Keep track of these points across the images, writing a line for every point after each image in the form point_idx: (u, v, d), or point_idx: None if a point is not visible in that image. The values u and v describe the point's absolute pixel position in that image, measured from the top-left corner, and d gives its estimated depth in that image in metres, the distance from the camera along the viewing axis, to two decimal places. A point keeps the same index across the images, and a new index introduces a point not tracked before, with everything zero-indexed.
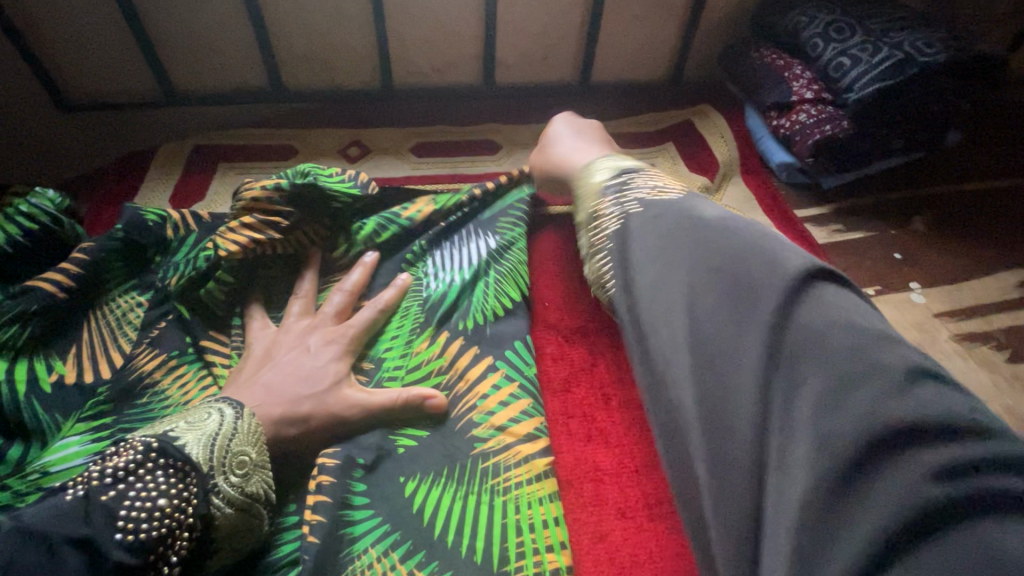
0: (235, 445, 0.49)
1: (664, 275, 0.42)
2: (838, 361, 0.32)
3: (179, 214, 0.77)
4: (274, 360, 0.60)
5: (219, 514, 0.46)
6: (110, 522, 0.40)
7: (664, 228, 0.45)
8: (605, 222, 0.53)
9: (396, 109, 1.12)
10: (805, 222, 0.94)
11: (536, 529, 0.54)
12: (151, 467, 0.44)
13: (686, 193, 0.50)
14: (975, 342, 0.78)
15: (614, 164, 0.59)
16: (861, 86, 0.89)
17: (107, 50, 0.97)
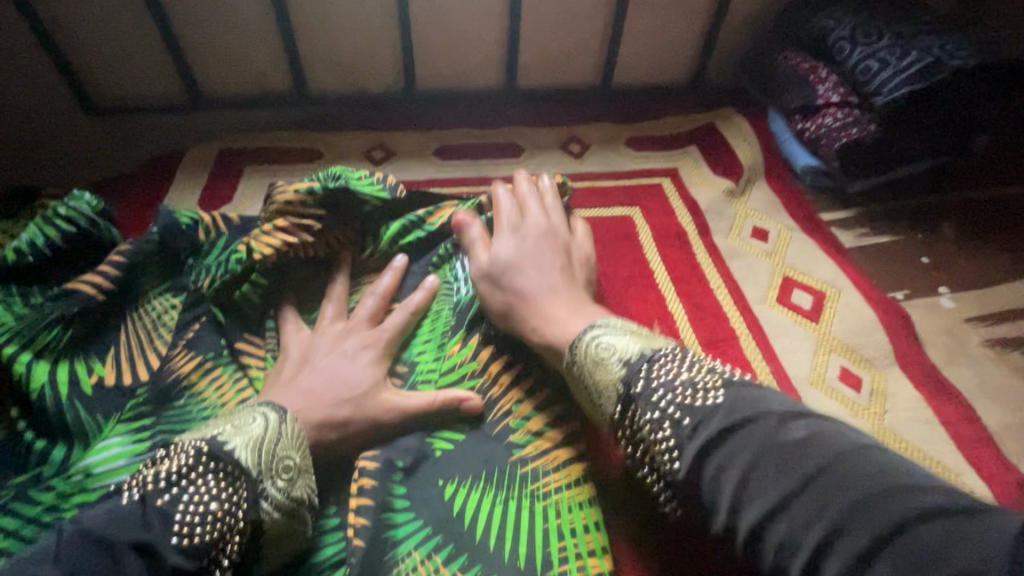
0: (281, 449, 0.50)
1: (769, 503, 0.38)
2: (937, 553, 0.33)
3: (210, 217, 0.77)
4: (313, 363, 0.61)
5: (268, 517, 0.47)
6: (167, 525, 0.42)
7: (738, 444, 0.41)
8: (656, 442, 0.46)
9: (419, 112, 1.13)
10: (831, 226, 0.94)
11: (577, 533, 0.54)
12: (203, 471, 0.45)
13: (727, 388, 0.45)
14: (1007, 347, 0.78)
15: (619, 345, 0.52)
16: (890, 90, 0.88)
17: (135, 53, 0.98)
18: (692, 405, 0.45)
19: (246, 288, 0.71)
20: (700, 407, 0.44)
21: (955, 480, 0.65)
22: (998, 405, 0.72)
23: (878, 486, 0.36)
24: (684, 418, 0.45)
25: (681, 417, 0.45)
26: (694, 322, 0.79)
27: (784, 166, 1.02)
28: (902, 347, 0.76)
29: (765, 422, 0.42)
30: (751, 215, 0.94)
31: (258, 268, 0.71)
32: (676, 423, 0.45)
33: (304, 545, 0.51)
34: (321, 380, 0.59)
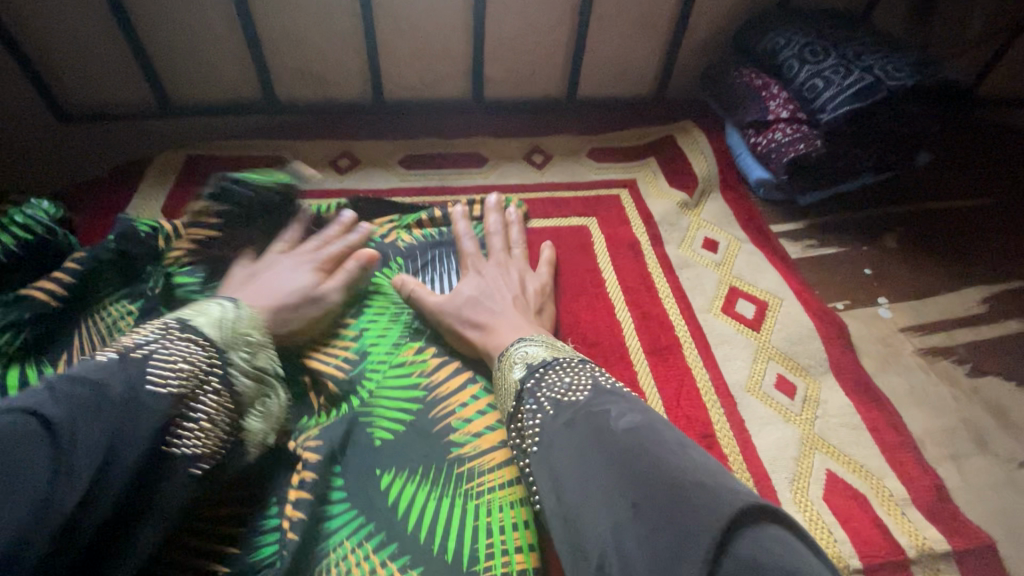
0: (240, 328, 0.54)
1: (577, 474, 0.42)
2: (693, 518, 0.34)
3: (169, 224, 0.79)
4: (258, 279, 0.68)
5: (241, 384, 0.51)
6: (143, 372, 0.43)
7: (574, 429, 0.46)
8: (528, 430, 0.51)
9: (387, 121, 1.15)
10: (780, 237, 0.97)
11: (507, 530, 0.57)
12: (173, 334, 0.48)
13: (597, 387, 0.50)
14: (938, 356, 0.82)
15: (527, 352, 0.59)
16: (834, 107, 0.92)
17: (104, 60, 0.99)
18: (560, 401, 0.49)
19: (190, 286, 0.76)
20: (567, 400, 0.49)
21: (877, 483, 0.68)
22: (925, 411, 0.76)
23: (667, 466, 0.39)
24: (550, 408, 0.50)
25: (547, 409, 0.50)
26: (641, 329, 0.82)
27: (738, 179, 1.05)
28: (837, 357, 0.79)
29: (603, 412, 0.46)
30: (704, 227, 0.97)
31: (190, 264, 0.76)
32: (543, 414, 0.50)
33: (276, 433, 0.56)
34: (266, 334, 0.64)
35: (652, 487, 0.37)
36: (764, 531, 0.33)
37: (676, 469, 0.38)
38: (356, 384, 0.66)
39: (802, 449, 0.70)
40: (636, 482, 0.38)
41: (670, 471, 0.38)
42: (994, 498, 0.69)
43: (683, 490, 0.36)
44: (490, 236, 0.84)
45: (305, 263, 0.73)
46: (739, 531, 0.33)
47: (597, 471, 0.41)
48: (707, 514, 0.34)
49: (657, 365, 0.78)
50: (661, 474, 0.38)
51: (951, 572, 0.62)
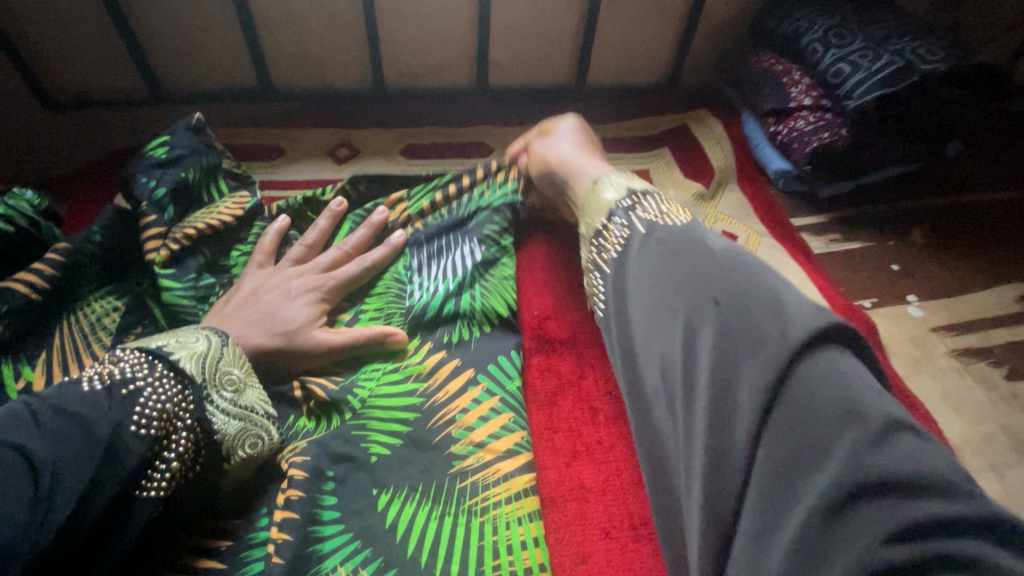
0: (224, 364, 0.51)
1: (659, 285, 0.49)
2: (763, 329, 0.40)
3: (149, 199, 0.73)
4: (259, 298, 0.64)
5: (219, 424, 0.49)
6: (126, 416, 0.43)
7: (663, 248, 0.51)
8: (614, 241, 0.58)
9: (387, 109, 1.10)
10: (802, 231, 0.92)
11: (517, 549, 0.53)
12: (155, 370, 0.46)
13: (691, 220, 0.55)
14: (973, 358, 0.77)
15: (622, 185, 0.63)
16: (861, 94, 0.86)
17: (94, 45, 0.95)
18: (655, 223, 0.55)
19: (200, 258, 0.73)
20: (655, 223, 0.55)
21: None
22: (960, 417, 0.71)
23: (761, 290, 0.43)
24: (642, 228, 0.55)
25: (639, 230, 0.55)
26: None
27: (757, 170, 1.00)
28: None
29: (698, 238, 0.51)
30: (721, 220, 0.92)
31: (201, 241, 0.74)
32: (633, 235, 0.56)
33: (268, 457, 0.54)
34: (258, 334, 0.60)
35: (729, 322, 0.42)
36: (840, 375, 0.37)
37: (772, 294, 0.42)
38: (347, 392, 0.61)
39: None
40: (720, 287, 0.45)
41: (760, 291, 0.43)
42: None
43: (771, 312, 0.41)
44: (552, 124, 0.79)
45: (311, 288, 0.67)
46: (803, 366, 0.38)
47: (680, 281, 0.48)
48: (795, 331, 0.39)
49: None
50: (754, 293, 0.43)
51: None
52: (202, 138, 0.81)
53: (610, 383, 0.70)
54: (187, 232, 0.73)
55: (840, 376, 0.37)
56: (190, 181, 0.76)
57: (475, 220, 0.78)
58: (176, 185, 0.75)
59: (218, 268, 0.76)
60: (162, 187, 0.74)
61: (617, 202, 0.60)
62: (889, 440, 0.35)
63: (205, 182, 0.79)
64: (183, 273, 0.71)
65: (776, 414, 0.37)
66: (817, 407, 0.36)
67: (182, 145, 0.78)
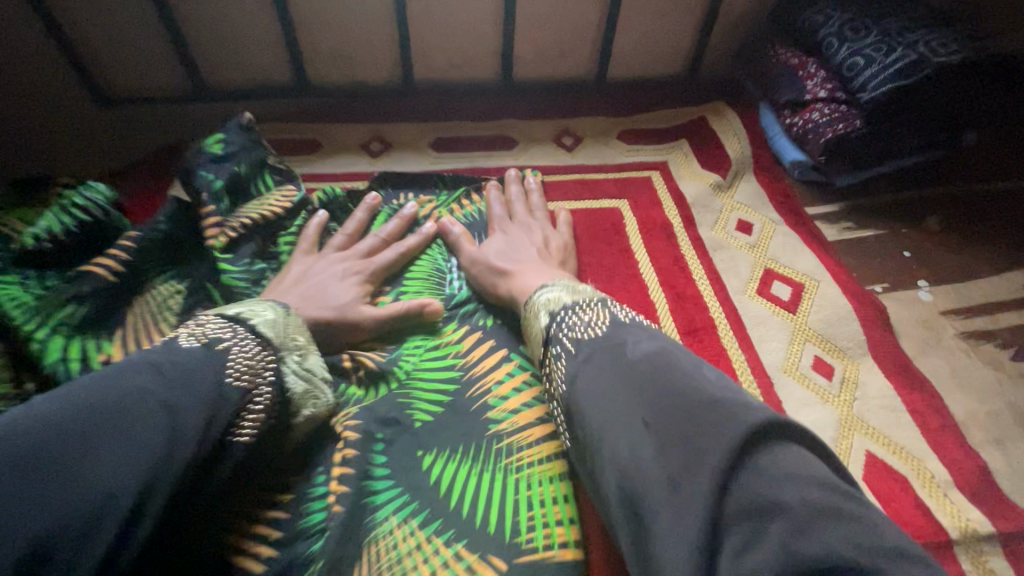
0: (291, 330, 0.58)
1: (598, 407, 0.45)
2: (689, 434, 0.38)
3: (210, 187, 0.79)
4: (308, 279, 0.70)
5: (292, 382, 0.55)
6: (221, 369, 0.49)
7: (594, 363, 0.48)
8: (553, 361, 0.53)
9: (416, 103, 1.15)
10: (816, 219, 0.96)
11: (547, 503, 0.58)
12: (237, 332, 0.53)
13: (615, 322, 0.52)
14: (981, 340, 0.80)
15: (556, 298, 0.60)
16: (875, 86, 0.90)
17: (143, 43, 1.01)
18: (582, 336, 0.52)
19: (254, 244, 0.80)
20: (586, 336, 0.52)
21: (918, 465, 0.66)
22: (967, 394, 0.74)
23: (684, 388, 0.42)
24: (572, 345, 0.52)
25: (571, 346, 0.52)
26: (675, 312, 0.81)
27: (772, 161, 1.04)
28: (877, 342, 0.77)
29: (622, 344, 0.49)
30: (738, 209, 0.96)
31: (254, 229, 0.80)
32: (565, 352, 0.52)
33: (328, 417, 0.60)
34: (308, 313, 0.66)
35: (658, 394, 0.42)
36: (776, 466, 0.35)
37: (691, 390, 0.41)
38: (394, 364, 0.68)
39: (840, 429, 0.69)
40: (653, 404, 0.42)
41: (685, 392, 0.41)
42: None
43: (703, 412, 0.39)
44: (512, 203, 0.87)
45: (355, 272, 0.73)
46: (753, 463, 0.36)
47: (619, 397, 0.44)
48: (726, 429, 0.37)
49: (691, 346, 0.77)
50: (680, 398, 0.41)
51: (997, 555, 0.60)
52: (252, 136, 0.87)
53: None
54: (243, 222, 0.79)
55: (790, 468, 0.35)
56: (242, 175, 0.83)
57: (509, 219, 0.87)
58: (232, 178, 0.82)
59: (269, 256, 0.82)
60: (220, 180, 0.80)
61: (548, 318, 0.57)
62: (818, 529, 0.32)
63: (254, 176, 0.85)
64: (238, 258, 0.77)
65: (729, 535, 0.34)
66: (756, 508, 0.34)
67: (234, 142, 0.85)
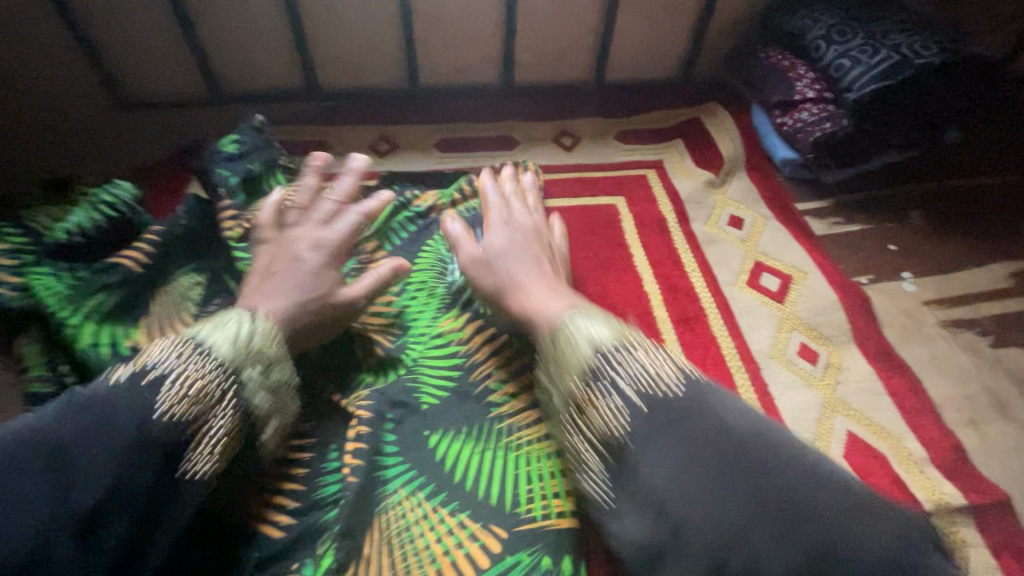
0: (255, 344, 0.54)
1: (687, 479, 0.42)
2: (810, 523, 0.39)
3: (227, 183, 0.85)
4: (272, 272, 0.64)
5: (254, 400, 0.52)
6: (149, 405, 0.46)
7: (673, 429, 0.45)
8: (603, 411, 0.49)
9: (421, 106, 1.20)
10: (806, 215, 1.00)
11: (545, 476, 0.62)
12: (183, 359, 0.49)
13: (681, 377, 0.48)
14: (962, 328, 0.84)
15: (597, 331, 0.53)
16: (861, 86, 0.94)
17: (161, 50, 1.06)
18: (648, 394, 0.47)
19: None
20: (659, 395, 0.47)
21: (896, 444, 0.71)
22: (947, 378, 0.78)
23: (790, 470, 0.41)
24: (638, 402, 0.47)
25: (633, 403, 0.47)
26: (668, 302, 0.85)
27: (764, 159, 1.08)
28: (860, 330, 0.81)
29: (699, 407, 0.46)
30: (730, 205, 1.00)
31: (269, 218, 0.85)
32: (625, 407, 0.47)
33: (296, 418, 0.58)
34: None
35: (766, 476, 0.41)
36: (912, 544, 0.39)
37: (795, 472, 0.41)
38: (401, 351, 0.72)
39: (823, 411, 0.73)
40: (760, 488, 0.40)
41: (794, 474, 0.41)
42: (1012, 459, 0.71)
43: (824, 497, 0.40)
44: (510, 199, 0.78)
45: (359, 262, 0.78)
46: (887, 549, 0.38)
47: (716, 472, 0.42)
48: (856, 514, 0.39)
49: (683, 334, 0.81)
50: (786, 481, 0.40)
51: (968, 525, 0.65)
52: (264, 134, 0.91)
53: None
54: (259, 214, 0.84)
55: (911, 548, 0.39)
56: (257, 172, 0.88)
57: None
58: (246, 175, 0.87)
59: None
60: (235, 176, 0.86)
61: (598, 360, 0.50)
62: None
63: (268, 172, 0.89)
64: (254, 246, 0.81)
65: None
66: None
67: (249, 142, 0.90)
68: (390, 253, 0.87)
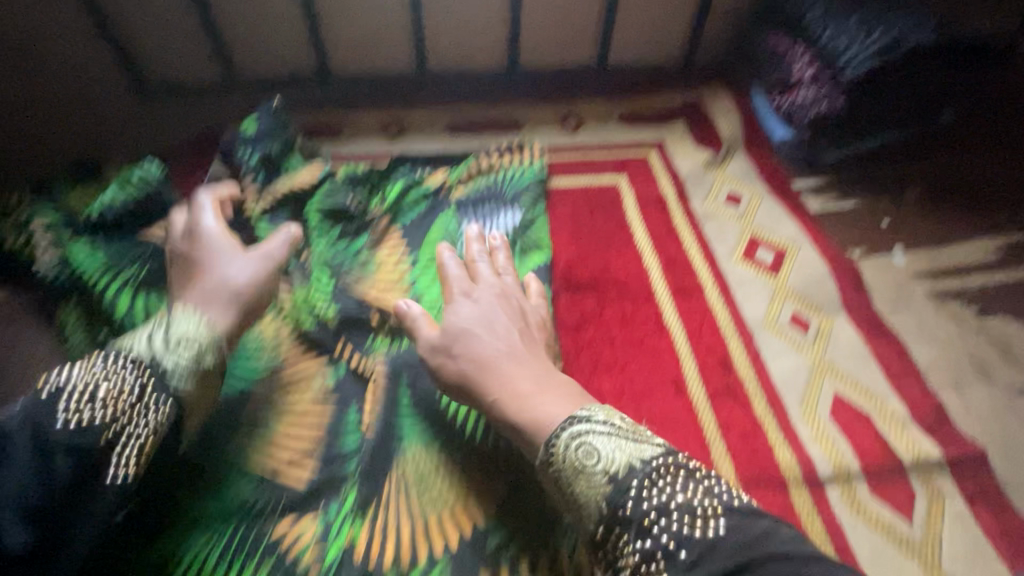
0: (172, 338, 0.59)
1: None
2: None
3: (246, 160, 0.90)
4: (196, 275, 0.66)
5: (178, 388, 0.57)
6: (57, 418, 0.50)
7: None
8: (642, 553, 0.45)
9: (430, 89, 1.24)
10: (802, 192, 1.03)
11: None
12: (91, 371, 0.54)
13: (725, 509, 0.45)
14: (950, 298, 0.87)
15: (612, 452, 0.50)
16: (858, 64, 0.96)
17: (181, 37, 1.11)
18: (688, 534, 0.44)
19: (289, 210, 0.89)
20: (698, 538, 0.44)
21: (880, 403, 0.75)
22: (933, 345, 0.81)
23: None
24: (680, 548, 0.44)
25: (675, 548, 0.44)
26: (667, 274, 0.89)
27: (763, 140, 1.11)
28: (850, 299, 0.85)
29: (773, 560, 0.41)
30: (728, 182, 1.04)
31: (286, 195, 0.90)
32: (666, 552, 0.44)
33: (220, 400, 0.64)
34: None
35: None
36: None
37: None
38: None
39: (811, 374, 0.78)
40: None
41: None
42: (992, 420, 0.75)
43: None
44: (475, 263, 0.74)
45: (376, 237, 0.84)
46: None
47: None
48: None
49: (681, 304, 0.85)
50: None
51: (945, 477, 0.69)
52: (280, 118, 0.96)
53: (628, 314, 0.84)
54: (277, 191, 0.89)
55: None
56: (274, 152, 0.93)
57: (514, 189, 0.95)
58: (265, 154, 0.92)
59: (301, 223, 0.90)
60: (255, 156, 0.91)
61: (629, 488, 0.48)
62: None
63: (286, 153, 0.95)
64: (274, 222, 0.87)
65: None
66: None
67: (265, 124, 0.94)
68: (402, 230, 0.91)
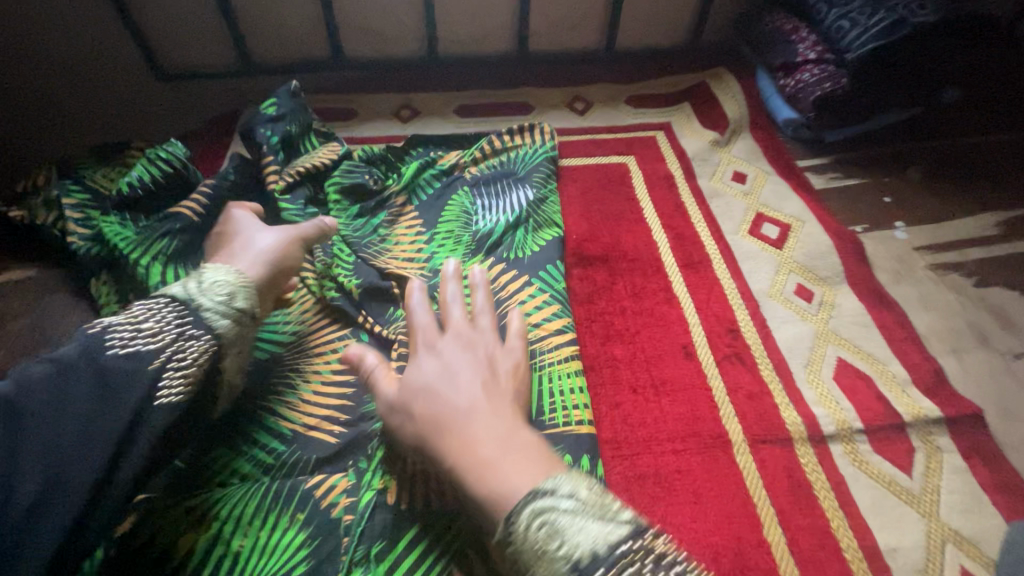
0: (208, 280, 0.61)
1: None
2: None
3: (266, 140, 0.93)
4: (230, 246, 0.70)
5: (218, 323, 0.58)
6: (105, 346, 0.51)
7: None
8: None
9: (440, 74, 1.26)
10: (806, 170, 1.06)
11: (567, 392, 0.71)
12: (136, 309, 0.56)
13: None
14: (949, 270, 0.90)
15: (576, 534, 0.44)
16: (861, 45, 0.98)
17: (198, 23, 1.13)
18: None
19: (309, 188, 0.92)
20: None
21: (881, 367, 0.78)
22: (933, 314, 0.85)
23: None
24: None
25: None
26: (675, 248, 0.92)
27: (768, 120, 1.13)
28: (853, 271, 0.88)
29: None
30: (734, 162, 1.06)
31: (306, 174, 0.92)
32: None
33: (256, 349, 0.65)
34: None
35: None
36: None
37: None
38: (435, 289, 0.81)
39: (816, 341, 0.81)
40: None
41: None
42: (990, 383, 0.78)
43: None
44: (446, 307, 0.67)
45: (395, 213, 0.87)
46: None
47: None
48: None
49: (689, 276, 0.88)
50: None
51: (943, 434, 0.73)
52: (298, 100, 0.99)
53: (638, 287, 0.87)
54: (298, 170, 0.92)
55: None
56: (294, 133, 0.96)
57: (526, 169, 0.98)
58: (285, 135, 0.94)
59: (319, 201, 0.93)
60: (275, 136, 0.93)
61: None
62: None
63: (303, 134, 0.97)
64: (295, 200, 0.89)
65: None
66: None
67: (284, 106, 0.97)
68: (417, 207, 0.94)
